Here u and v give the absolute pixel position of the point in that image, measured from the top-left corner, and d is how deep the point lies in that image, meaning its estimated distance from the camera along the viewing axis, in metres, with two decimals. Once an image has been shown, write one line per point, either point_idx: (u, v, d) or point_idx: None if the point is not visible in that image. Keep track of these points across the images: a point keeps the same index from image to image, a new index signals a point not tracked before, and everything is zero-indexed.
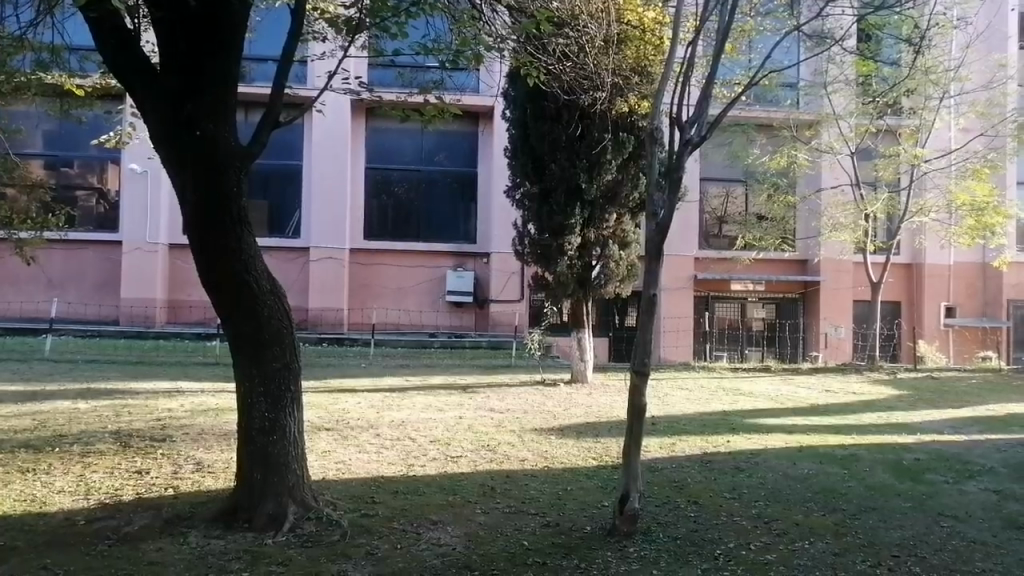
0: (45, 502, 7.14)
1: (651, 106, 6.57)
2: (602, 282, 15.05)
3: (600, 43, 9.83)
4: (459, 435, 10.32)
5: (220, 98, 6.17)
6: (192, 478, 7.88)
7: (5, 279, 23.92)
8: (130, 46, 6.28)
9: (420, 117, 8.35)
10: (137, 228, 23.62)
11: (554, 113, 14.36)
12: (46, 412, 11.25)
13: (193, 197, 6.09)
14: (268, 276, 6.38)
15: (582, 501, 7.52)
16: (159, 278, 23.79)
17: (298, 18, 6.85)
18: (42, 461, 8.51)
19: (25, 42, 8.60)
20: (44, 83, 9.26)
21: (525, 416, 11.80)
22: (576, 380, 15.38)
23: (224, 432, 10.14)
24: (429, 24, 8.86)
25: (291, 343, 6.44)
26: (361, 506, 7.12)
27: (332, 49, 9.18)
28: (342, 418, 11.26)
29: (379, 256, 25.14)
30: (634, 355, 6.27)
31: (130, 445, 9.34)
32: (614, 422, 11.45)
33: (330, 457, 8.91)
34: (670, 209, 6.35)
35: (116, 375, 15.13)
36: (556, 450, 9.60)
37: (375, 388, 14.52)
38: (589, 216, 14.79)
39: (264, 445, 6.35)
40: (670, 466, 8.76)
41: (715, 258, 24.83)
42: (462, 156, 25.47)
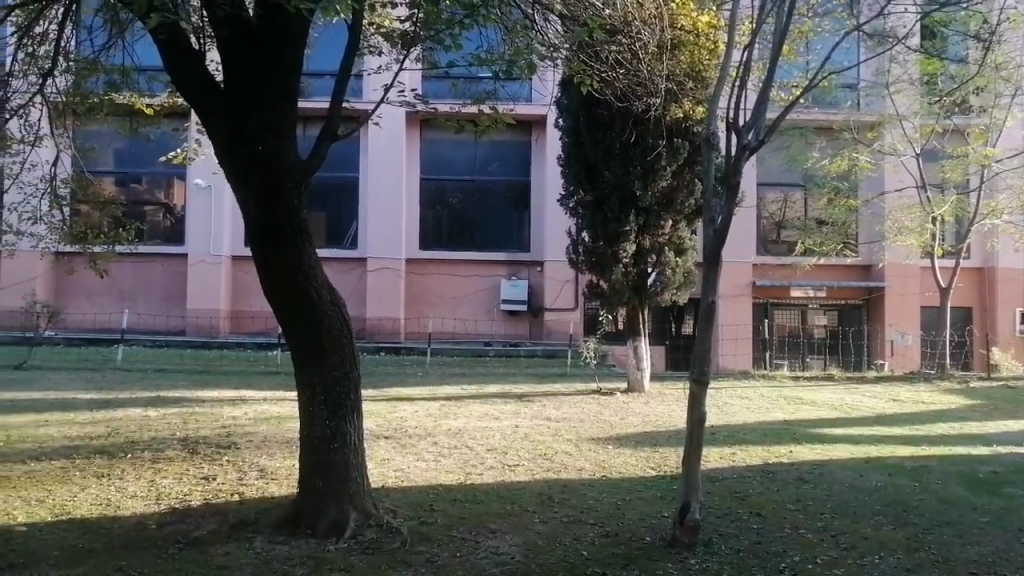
0: (119, 506, 7.42)
1: (706, 111, 6.45)
2: (658, 289, 14.91)
3: (654, 50, 9.68)
4: (515, 444, 10.33)
5: (281, 113, 6.34)
6: (257, 485, 8.07)
7: (79, 291, 24.97)
8: (195, 64, 6.45)
9: (475, 128, 8.45)
10: (202, 241, 24.40)
11: (608, 120, 14.32)
12: (118, 419, 11.68)
13: (256, 210, 6.25)
14: (328, 287, 6.51)
15: (641, 512, 7.44)
16: (222, 289, 24.51)
17: (356, 31, 7.02)
18: (115, 467, 8.84)
19: (99, 65, 9.02)
20: (115, 104, 9.69)
21: (581, 425, 11.75)
22: (633, 389, 15.24)
23: (286, 440, 10.37)
24: (483, 35, 8.97)
25: (350, 353, 6.55)
26: (420, 514, 7.19)
27: (388, 63, 9.34)
28: (400, 427, 11.39)
29: (434, 266, 25.40)
30: (693, 363, 6.19)
31: (197, 451, 9.63)
32: (672, 432, 11.30)
33: (388, 465, 9.02)
34: (727, 215, 6.26)
35: (183, 384, 15.61)
36: (613, 459, 9.54)
37: (432, 396, 14.66)
38: (644, 223, 14.70)
39: (325, 453, 6.46)
40: (730, 477, 8.59)
41: (774, 264, 24.34)
42: (515, 165, 25.55)
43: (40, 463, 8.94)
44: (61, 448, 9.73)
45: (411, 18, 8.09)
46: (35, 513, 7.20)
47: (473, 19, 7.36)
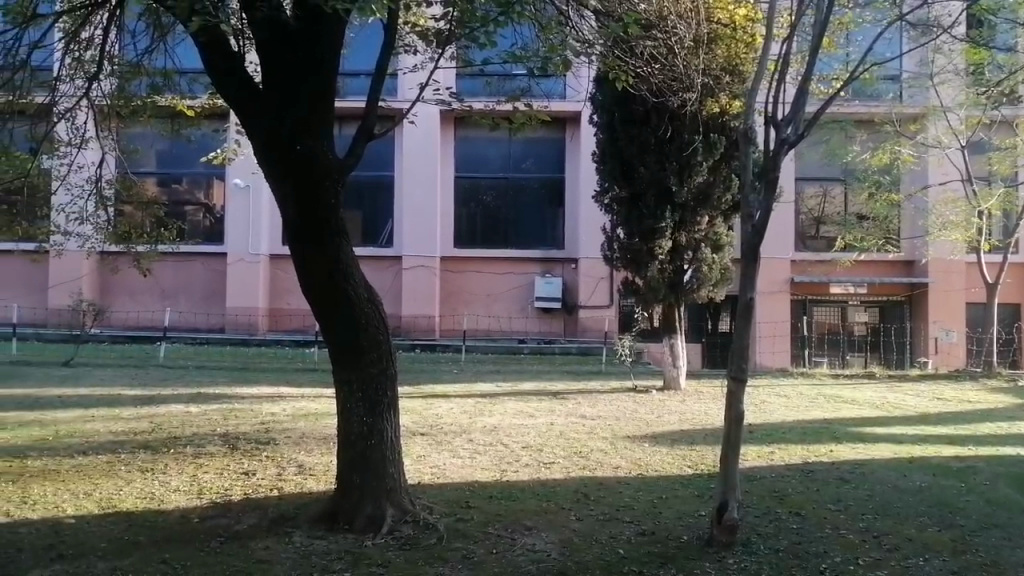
0: (163, 500, 7.57)
1: (744, 105, 6.35)
2: (694, 286, 14.78)
3: (690, 44, 9.59)
4: (550, 441, 10.32)
5: (318, 112, 6.40)
6: (295, 480, 8.19)
7: (123, 290, 25.57)
8: (234, 66, 6.54)
9: (509, 125, 8.43)
10: (241, 240, 24.80)
11: (643, 116, 14.23)
12: (161, 415, 11.94)
13: (294, 210, 6.33)
14: (365, 285, 6.56)
15: (678, 510, 7.38)
16: (261, 288, 24.89)
17: (391, 30, 7.07)
18: (159, 461, 9.04)
19: (142, 67, 9.35)
20: (158, 106, 9.91)
21: (617, 423, 11.70)
22: (669, 387, 15.13)
23: (324, 436, 10.50)
24: (517, 32, 8.96)
25: (388, 350, 6.60)
26: (456, 510, 7.23)
27: (423, 61, 9.35)
28: (436, 423, 11.46)
29: (469, 263, 25.49)
30: (731, 360, 6.11)
31: (237, 447, 9.80)
32: (709, 430, 11.19)
33: (424, 461, 9.07)
34: (766, 211, 6.16)
35: (223, 380, 15.89)
36: (650, 457, 9.48)
37: (467, 393, 14.72)
38: (680, 219, 14.57)
39: (362, 449, 6.52)
40: (769, 476, 8.48)
41: (812, 260, 23.92)
42: (549, 162, 25.52)
43: (87, 457, 9.18)
44: (106, 443, 9.98)
45: (446, 17, 8.08)
46: (83, 506, 7.40)
47: (507, 16, 7.33)
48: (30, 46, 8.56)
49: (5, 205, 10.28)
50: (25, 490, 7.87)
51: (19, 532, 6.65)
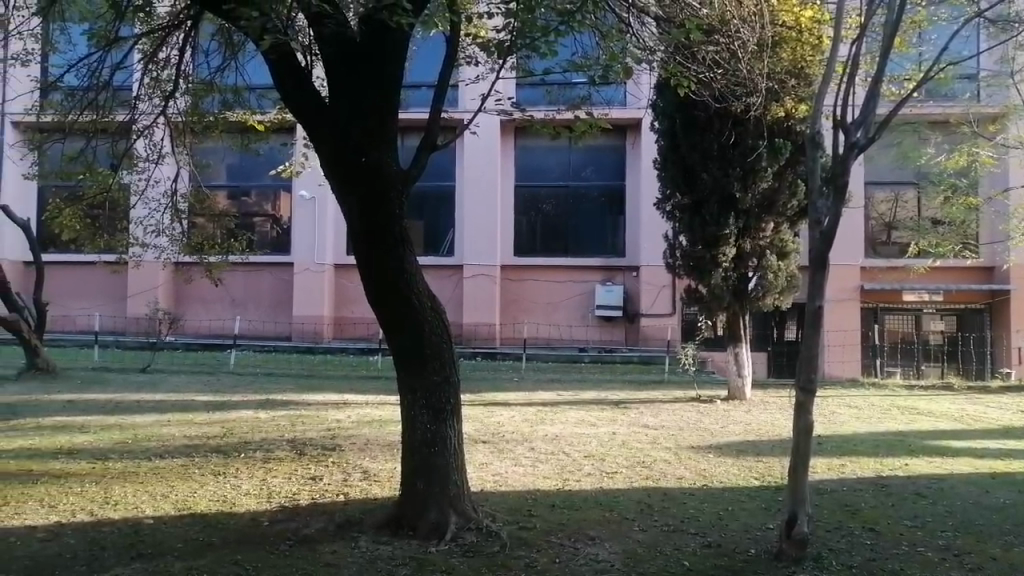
0: (234, 503, 7.81)
1: (812, 108, 6.16)
2: (759, 294, 14.50)
3: (754, 48, 9.44)
4: (612, 451, 10.25)
5: (382, 124, 6.53)
6: (360, 486, 8.34)
7: (196, 299, 26.50)
8: (303, 82, 6.70)
9: (569, 134, 8.37)
10: (306, 250, 25.43)
11: (705, 122, 14.03)
12: (232, 420, 12.34)
13: (359, 220, 6.46)
14: (429, 294, 6.65)
15: (745, 523, 7.23)
16: (326, 296, 25.48)
17: (453, 43, 7.17)
18: (230, 465, 9.33)
19: (214, 85, 9.75)
20: (229, 121, 10.35)
21: (680, 433, 11.56)
22: (734, 397, 14.85)
23: (387, 442, 10.68)
24: (577, 40, 8.94)
25: (450, 359, 6.66)
26: (519, 519, 7.24)
27: (484, 73, 9.41)
28: (497, 431, 11.51)
29: (529, 272, 25.54)
30: (798, 371, 5.96)
31: (304, 452, 10.04)
32: (775, 441, 10.94)
33: (486, 469, 9.12)
34: (835, 216, 5.97)
35: (291, 387, 16.29)
36: (714, 468, 9.31)
37: (528, 401, 14.75)
38: (744, 225, 14.32)
39: (426, 456, 6.60)
40: (840, 489, 8.22)
41: (885, 267, 23.26)
42: (609, 170, 25.43)
43: (164, 460, 9.53)
44: (180, 446, 10.35)
45: (506, 27, 7.89)
46: (160, 507, 7.70)
47: (569, 25, 7.53)
48: (112, 67, 8.98)
49: (89, 218, 10.80)
50: (108, 491, 8.22)
51: (103, 532, 6.95)
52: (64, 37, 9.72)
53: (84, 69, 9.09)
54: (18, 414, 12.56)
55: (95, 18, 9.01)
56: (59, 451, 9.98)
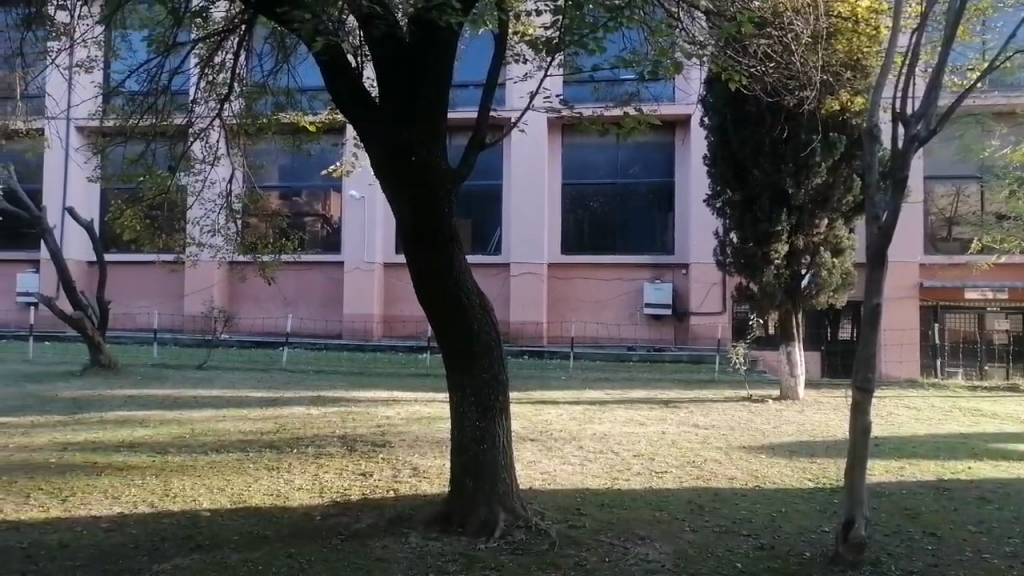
0: (288, 498, 7.96)
1: (869, 102, 5.99)
2: (813, 292, 14.20)
3: (809, 39, 9.22)
4: (661, 450, 10.16)
5: (432, 123, 6.58)
6: (410, 482, 8.43)
7: (249, 298, 27.10)
8: (355, 82, 6.78)
9: (618, 130, 8.28)
10: (356, 249, 25.78)
11: (757, 117, 13.79)
12: (285, 416, 12.58)
13: (409, 219, 6.52)
14: (477, 292, 6.67)
15: (799, 525, 7.08)
16: (375, 295, 25.81)
17: (502, 41, 7.19)
18: (284, 461, 9.50)
19: (267, 88, 9.95)
20: (282, 123, 10.58)
21: (731, 433, 11.38)
22: (786, 397, 14.55)
23: (436, 440, 10.76)
24: (625, 36, 8.84)
25: (498, 356, 6.68)
26: (567, 517, 7.22)
27: (531, 70, 9.39)
28: (546, 430, 11.50)
29: (577, 270, 25.45)
30: (856, 370, 5.81)
31: (355, 449, 10.17)
32: (831, 442, 10.71)
33: (535, 467, 9.12)
34: (894, 212, 5.80)
35: (341, 385, 16.53)
36: (767, 469, 9.15)
37: (576, 400, 14.71)
38: (797, 222, 14.03)
39: (476, 453, 6.62)
40: (900, 492, 8.00)
41: (945, 264, 22.66)
42: (657, 166, 25.15)
43: (220, 455, 9.76)
44: (236, 441, 10.60)
45: (554, 24, 7.82)
46: (217, 500, 7.90)
47: (616, 21, 7.34)
48: (171, 73, 9.21)
49: (148, 218, 11.14)
50: (167, 484, 8.45)
51: (162, 523, 7.14)
52: (126, 44, 10.02)
53: (144, 74, 9.33)
54: (83, 408, 13.02)
55: (154, 25, 9.26)
56: (121, 445, 10.30)
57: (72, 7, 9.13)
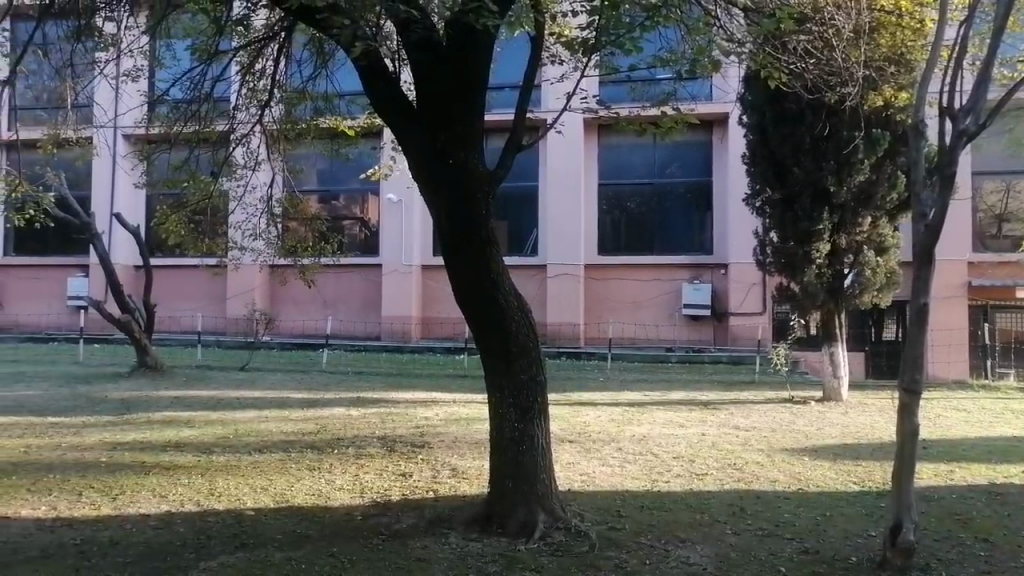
0: (329, 497, 8.08)
1: (915, 96, 5.84)
2: (856, 291, 13.90)
3: (851, 34, 9.09)
4: (702, 452, 10.07)
5: (469, 126, 6.61)
6: (449, 483, 8.48)
7: (290, 300, 27.51)
8: (393, 86, 6.85)
9: (655, 130, 8.21)
10: (394, 252, 26.03)
11: (797, 114, 13.60)
12: (326, 417, 12.74)
13: (447, 221, 6.56)
14: (516, 294, 6.68)
15: (844, 529, 6.95)
16: (413, 297, 26.02)
17: (538, 43, 7.20)
18: (325, 461, 9.64)
19: (306, 93, 10.12)
20: (320, 128, 10.73)
21: (772, 434, 11.24)
22: (829, 399, 14.27)
23: (475, 441, 10.80)
24: (663, 35, 8.77)
25: (537, 357, 6.69)
26: (608, 519, 7.19)
27: (568, 71, 9.36)
28: (584, 431, 11.46)
29: (614, 270, 25.33)
30: (902, 371, 5.67)
31: (395, 449, 10.27)
32: (877, 444, 10.49)
33: (573, 468, 9.10)
34: (941, 209, 5.64)
35: (379, 386, 16.72)
36: (810, 472, 9.00)
37: (615, 402, 14.63)
38: (839, 221, 13.79)
39: (514, 454, 6.63)
40: (950, 496, 7.80)
41: (995, 262, 22.07)
42: (695, 166, 24.91)
43: (263, 455, 9.93)
44: (278, 442, 10.75)
45: (591, 24, 7.78)
46: (260, 499, 8.03)
47: (654, 21, 7.27)
48: (213, 80, 9.48)
49: (192, 223, 11.40)
50: (212, 483, 8.63)
51: (209, 521, 7.30)
52: (170, 53, 10.29)
53: (187, 82, 9.61)
54: (131, 409, 13.35)
55: (197, 34, 9.52)
56: (167, 445, 10.54)
57: (119, 18, 9.39)
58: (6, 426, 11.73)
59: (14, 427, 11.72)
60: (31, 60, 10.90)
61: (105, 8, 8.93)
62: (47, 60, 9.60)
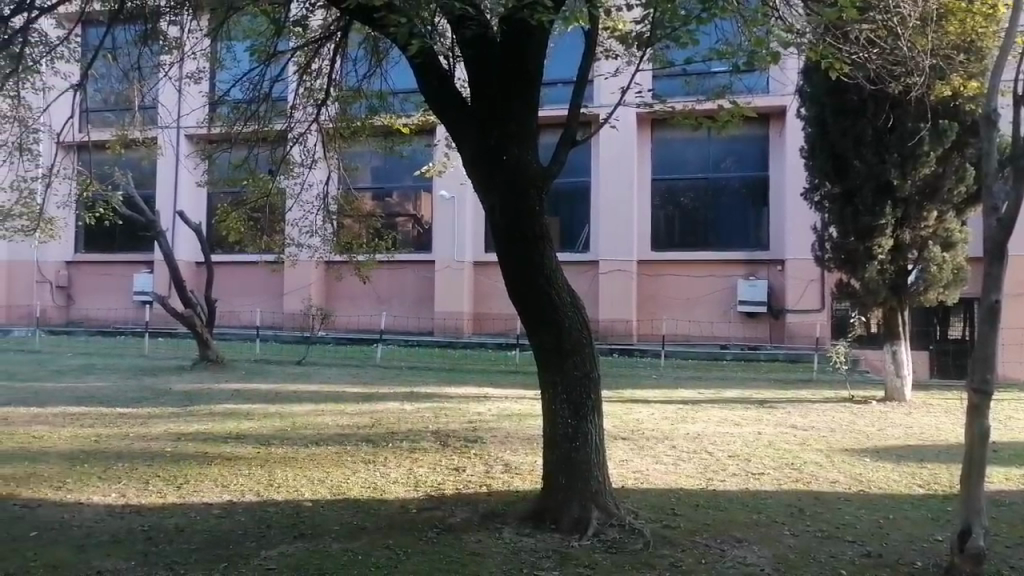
0: (384, 490, 8.21)
1: (987, 86, 5.61)
2: (920, 289, 13.57)
3: (917, 22, 8.81)
4: (759, 451, 9.89)
5: (523, 121, 6.61)
6: (502, 478, 8.51)
7: (345, 296, 27.99)
8: (447, 84, 6.90)
9: (712, 124, 8.03)
10: (447, 248, 26.24)
11: (858, 105, 13.24)
12: (381, 411, 12.94)
13: (500, 216, 6.57)
14: (569, 290, 6.66)
15: (908, 533, 6.75)
16: (465, 293, 26.21)
17: (592, 37, 7.15)
18: (379, 454, 9.79)
19: (361, 91, 10.26)
20: (375, 126, 10.85)
21: (832, 434, 10.96)
22: (892, 398, 13.84)
23: (528, 436, 10.83)
24: (719, 27, 8.61)
25: (590, 354, 6.66)
26: (662, 517, 7.12)
27: (623, 66, 9.27)
28: (637, 429, 11.36)
29: (668, 267, 25.05)
30: (972, 371, 5.47)
31: (448, 444, 10.37)
32: (944, 446, 10.12)
33: (627, 466, 9.04)
34: (1015, 201, 5.42)
35: (433, 380, 16.89)
36: (872, 473, 8.75)
37: (668, 399, 14.48)
38: (903, 215, 13.36)
39: (568, 451, 6.62)
40: (1022, 501, 7.50)
41: None
42: (751, 160, 24.43)
43: (321, 447, 10.15)
44: (334, 435, 10.97)
45: (646, 18, 7.67)
46: (318, 491, 8.21)
47: (712, 13, 7.08)
48: (271, 80, 9.69)
49: (250, 220, 11.69)
50: (271, 474, 8.85)
51: (268, 511, 7.50)
52: (230, 55, 10.55)
53: (247, 83, 9.83)
54: (195, 401, 13.78)
55: (256, 35, 9.73)
56: (228, 436, 10.86)
57: (182, 21, 9.67)
58: (78, 416, 12.24)
59: (86, 417, 12.21)
60: (99, 64, 11.29)
61: (168, 13, 9.24)
62: (116, 64, 9.92)
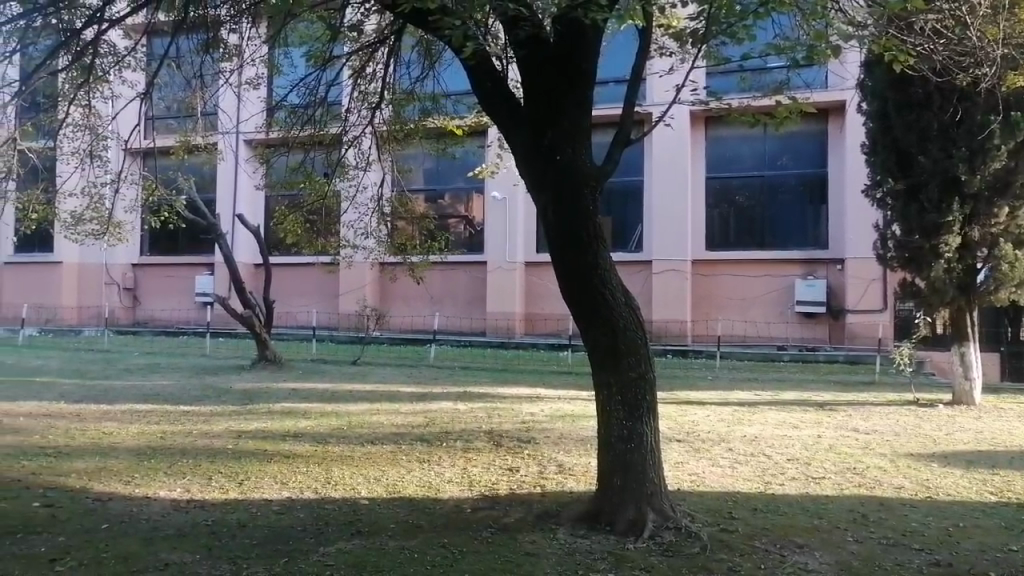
0: (439, 489, 8.26)
1: None
2: (990, 287, 13.00)
3: (985, 11, 8.49)
4: (819, 455, 9.65)
5: (577, 121, 6.58)
6: (556, 478, 8.49)
7: (398, 297, 28.33)
8: (501, 86, 6.92)
9: (769, 121, 7.86)
10: (499, 249, 26.36)
11: (923, 99, 12.83)
12: (435, 411, 13.05)
13: (553, 216, 6.56)
14: (623, 290, 6.59)
15: (980, 542, 6.49)
16: (517, 293, 26.28)
17: (646, 35, 7.08)
18: (434, 453, 9.89)
19: (414, 94, 10.36)
20: (429, 128, 10.94)
21: (896, 439, 10.62)
22: (960, 402, 13.33)
23: (581, 437, 10.77)
24: (776, 21, 8.43)
25: (646, 355, 6.59)
26: (720, 520, 7.00)
27: (678, 63, 9.15)
28: (693, 431, 11.21)
29: (723, 266, 24.66)
30: None
31: (501, 444, 10.38)
32: (1017, 453, 9.70)
33: (683, 468, 8.92)
34: None
35: (486, 381, 16.98)
36: (940, 480, 8.44)
37: (724, 401, 14.23)
38: (971, 211, 12.86)
39: (623, 452, 6.56)
40: None
41: None
42: (808, 157, 23.87)
43: (376, 446, 10.27)
44: (390, 434, 11.12)
45: (700, 15, 7.56)
46: (373, 490, 8.30)
47: (768, 7, 6.88)
48: (327, 85, 9.86)
49: (307, 222, 11.92)
50: (328, 472, 8.99)
51: (326, 508, 7.63)
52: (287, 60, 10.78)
53: (303, 88, 10.02)
54: (254, 400, 14.12)
55: (311, 40, 9.91)
56: (287, 434, 11.09)
57: (242, 30, 9.94)
58: (144, 414, 12.64)
59: (152, 414, 12.61)
60: (163, 71, 11.71)
61: (229, 22, 9.48)
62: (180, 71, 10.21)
